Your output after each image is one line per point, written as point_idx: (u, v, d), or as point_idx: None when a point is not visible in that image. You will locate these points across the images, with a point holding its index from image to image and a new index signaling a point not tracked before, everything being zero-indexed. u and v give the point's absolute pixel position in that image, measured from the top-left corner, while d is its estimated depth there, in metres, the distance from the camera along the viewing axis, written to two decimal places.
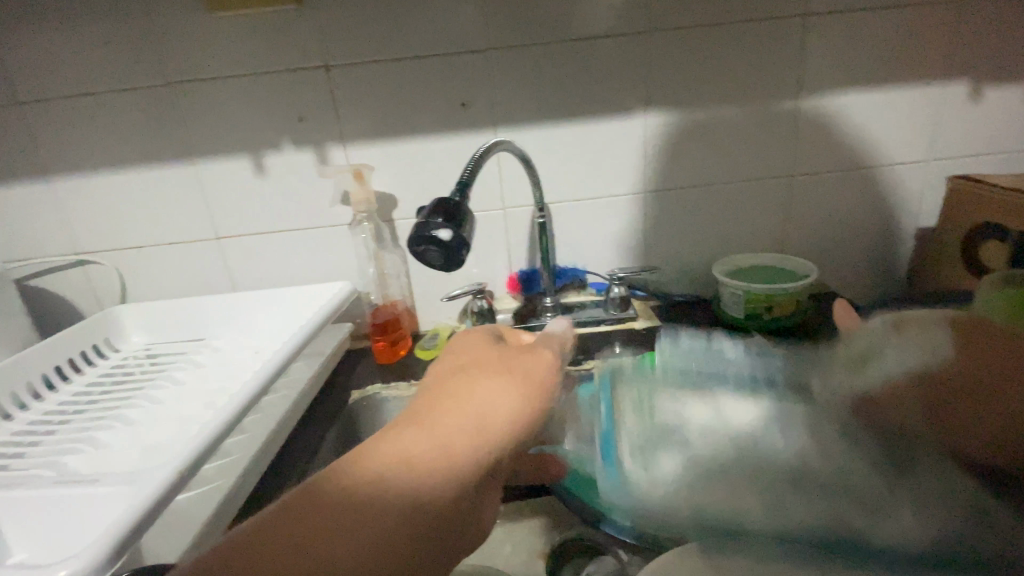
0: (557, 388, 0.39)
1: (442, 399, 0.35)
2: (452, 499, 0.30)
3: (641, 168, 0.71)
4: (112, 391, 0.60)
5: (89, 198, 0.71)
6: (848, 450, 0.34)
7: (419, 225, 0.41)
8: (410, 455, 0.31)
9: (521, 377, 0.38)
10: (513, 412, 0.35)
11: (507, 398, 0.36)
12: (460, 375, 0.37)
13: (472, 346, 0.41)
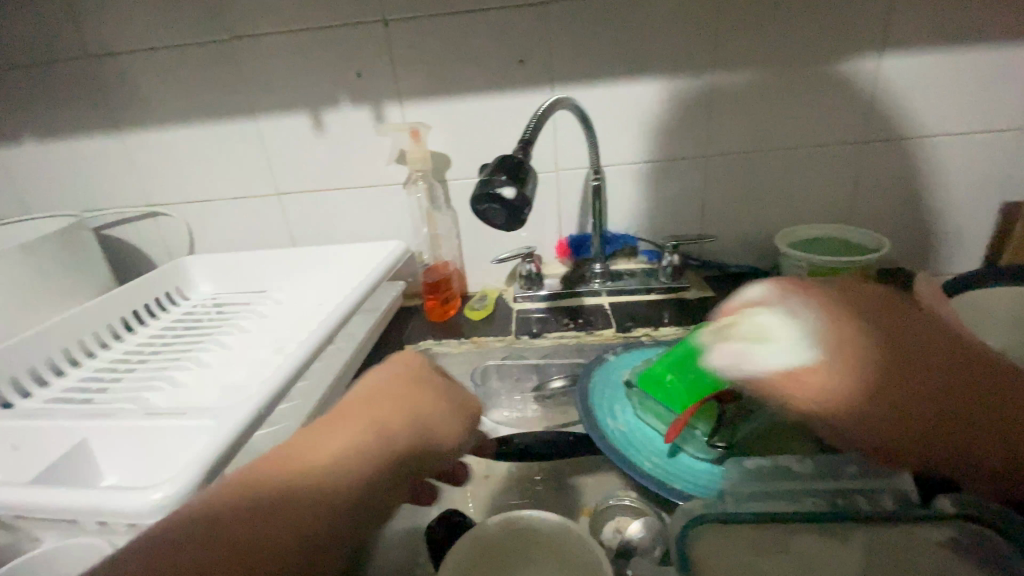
0: (446, 403, 0.39)
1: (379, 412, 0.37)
2: (343, 485, 0.31)
3: (702, 132, 0.68)
4: (183, 336, 0.64)
5: (159, 152, 0.74)
6: (823, 479, 0.38)
7: (482, 183, 0.41)
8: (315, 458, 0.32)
9: (454, 405, 0.40)
10: (429, 420, 0.37)
11: (437, 422, 0.38)
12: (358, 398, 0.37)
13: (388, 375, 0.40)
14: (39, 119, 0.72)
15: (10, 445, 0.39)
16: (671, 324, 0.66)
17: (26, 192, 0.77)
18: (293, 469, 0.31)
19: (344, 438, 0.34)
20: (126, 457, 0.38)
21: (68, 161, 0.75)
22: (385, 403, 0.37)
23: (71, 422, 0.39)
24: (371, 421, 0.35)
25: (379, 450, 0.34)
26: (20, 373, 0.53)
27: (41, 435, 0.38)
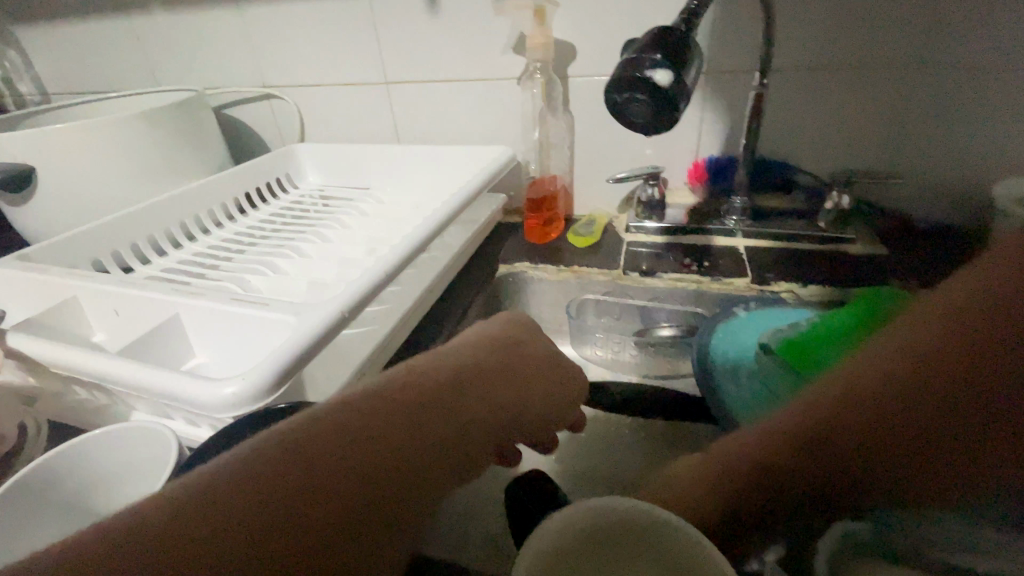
0: (546, 375, 0.35)
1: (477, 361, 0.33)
2: (442, 455, 0.27)
3: (923, 29, 0.51)
4: (289, 225, 0.64)
5: (272, 29, 0.70)
6: None
7: (625, 63, 0.31)
8: (400, 410, 0.27)
9: (556, 376, 0.36)
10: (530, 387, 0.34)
11: (535, 390, 0.34)
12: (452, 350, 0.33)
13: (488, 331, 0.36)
14: None
15: (116, 309, 0.39)
16: (824, 282, 0.53)
17: (158, 67, 0.79)
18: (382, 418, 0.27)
19: (438, 387, 0.29)
20: (215, 340, 0.37)
21: (192, 34, 0.74)
22: (518, 365, 0.34)
23: (164, 296, 0.37)
24: (507, 380, 0.32)
25: (509, 415, 0.31)
26: (140, 241, 0.56)
27: (139, 303, 0.38)
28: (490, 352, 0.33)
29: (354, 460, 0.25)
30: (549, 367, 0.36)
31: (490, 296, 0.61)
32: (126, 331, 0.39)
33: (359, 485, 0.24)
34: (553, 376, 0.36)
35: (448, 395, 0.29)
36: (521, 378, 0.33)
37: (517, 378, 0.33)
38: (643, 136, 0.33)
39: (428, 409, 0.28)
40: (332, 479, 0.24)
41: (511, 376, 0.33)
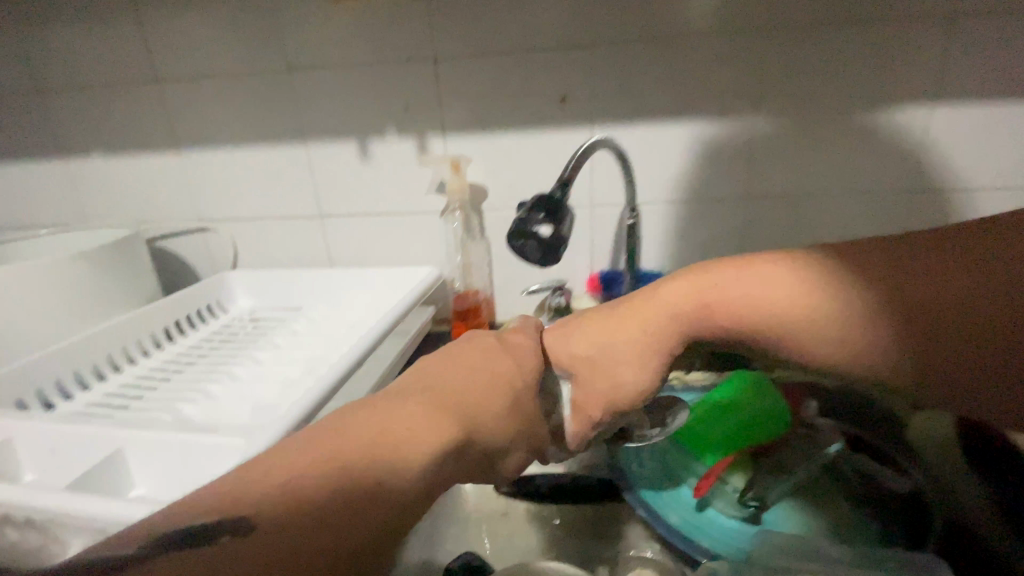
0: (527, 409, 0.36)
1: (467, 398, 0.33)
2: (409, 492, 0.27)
3: (745, 175, 0.67)
4: (219, 349, 0.66)
5: (214, 172, 0.78)
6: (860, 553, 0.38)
7: (520, 219, 0.42)
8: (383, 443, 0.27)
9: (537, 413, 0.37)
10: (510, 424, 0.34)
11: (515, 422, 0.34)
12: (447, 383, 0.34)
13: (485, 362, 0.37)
14: (111, 136, 0.78)
15: (51, 447, 0.40)
16: (703, 368, 0.64)
17: (91, 203, 0.82)
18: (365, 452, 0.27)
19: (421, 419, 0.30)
20: (159, 469, 0.39)
21: (132, 176, 0.80)
22: (514, 386, 0.36)
23: (108, 431, 0.39)
24: (503, 403, 0.35)
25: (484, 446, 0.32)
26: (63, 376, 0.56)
27: (80, 440, 0.40)
28: (495, 374, 0.36)
29: (371, 452, 0.26)
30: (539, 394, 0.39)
31: None
32: (62, 469, 0.40)
33: (372, 479, 0.26)
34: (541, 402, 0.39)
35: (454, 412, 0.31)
36: (517, 403, 0.36)
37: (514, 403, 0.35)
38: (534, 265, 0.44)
39: (437, 419, 0.30)
40: (354, 473, 0.25)
41: (510, 400, 0.35)
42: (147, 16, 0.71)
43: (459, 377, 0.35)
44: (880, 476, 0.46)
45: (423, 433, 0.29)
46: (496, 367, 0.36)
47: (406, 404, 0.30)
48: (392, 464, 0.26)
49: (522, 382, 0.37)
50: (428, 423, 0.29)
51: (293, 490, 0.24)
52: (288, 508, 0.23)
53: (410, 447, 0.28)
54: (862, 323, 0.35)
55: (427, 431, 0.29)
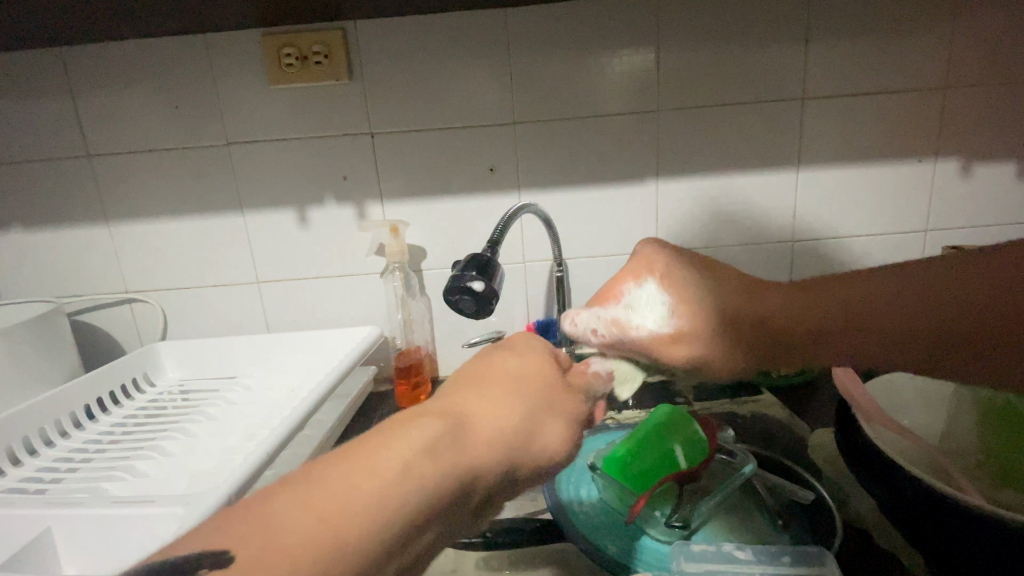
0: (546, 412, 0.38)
1: (480, 411, 0.35)
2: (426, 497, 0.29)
3: (654, 229, 0.76)
4: (147, 424, 0.64)
5: (145, 243, 0.77)
6: (767, 559, 0.43)
7: (454, 277, 0.47)
8: (394, 465, 0.29)
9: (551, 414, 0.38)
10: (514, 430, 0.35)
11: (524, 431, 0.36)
12: (468, 400, 0.36)
13: (508, 368, 0.40)
14: (32, 209, 0.75)
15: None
16: (632, 407, 0.69)
17: (4, 277, 0.78)
18: (383, 471, 0.29)
19: (433, 440, 0.31)
20: (94, 545, 0.39)
21: (51, 250, 0.77)
22: (511, 381, 0.38)
23: (38, 510, 0.39)
24: (502, 395, 0.37)
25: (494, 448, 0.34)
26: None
27: (7, 521, 0.39)
28: (493, 380, 0.38)
29: (377, 461, 0.29)
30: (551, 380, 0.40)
31: None
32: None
33: (372, 485, 0.28)
34: (556, 386, 0.40)
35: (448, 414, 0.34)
36: (514, 392, 0.37)
37: (509, 396, 0.37)
38: (471, 318, 0.48)
39: (428, 422, 0.32)
40: (345, 485, 0.28)
41: (533, 409, 0.37)
42: (79, 95, 0.72)
43: (484, 389, 0.37)
44: (789, 492, 0.52)
45: (411, 438, 0.31)
46: (515, 375, 0.39)
47: (398, 420, 0.33)
48: (380, 473, 0.28)
49: (520, 376, 0.39)
50: (421, 424, 0.32)
51: (290, 507, 0.26)
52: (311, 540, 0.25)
53: (392, 452, 0.30)
54: (856, 302, 0.46)
55: (414, 433, 0.31)
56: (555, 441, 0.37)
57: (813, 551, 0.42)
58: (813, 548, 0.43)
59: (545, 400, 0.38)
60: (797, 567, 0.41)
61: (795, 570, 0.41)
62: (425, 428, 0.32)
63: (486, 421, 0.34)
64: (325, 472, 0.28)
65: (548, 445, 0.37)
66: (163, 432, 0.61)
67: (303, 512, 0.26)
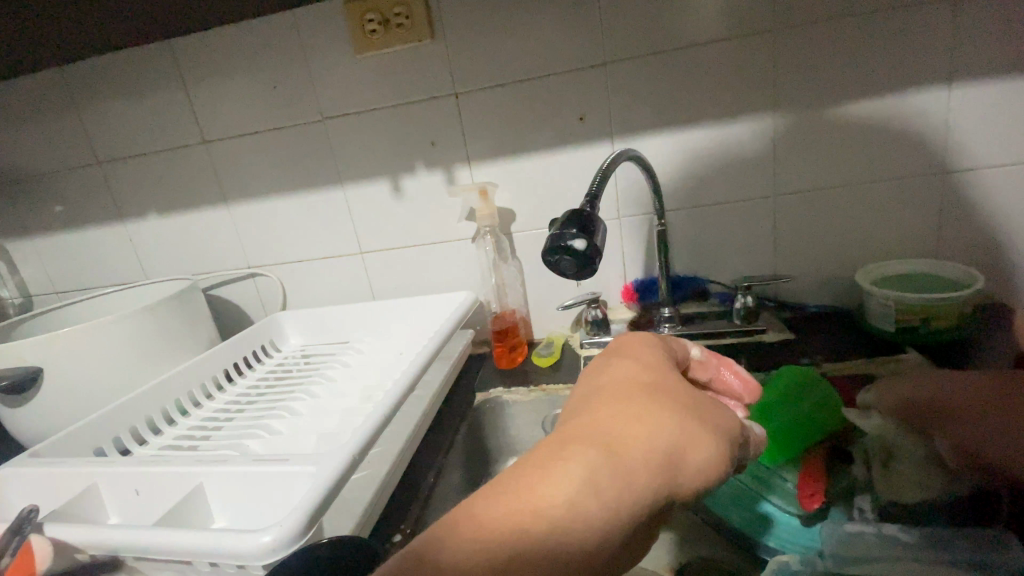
0: (705, 420, 0.35)
1: (632, 417, 0.34)
2: (589, 521, 0.29)
3: (766, 172, 0.68)
4: (275, 387, 0.70)
5: (259, 220, 0.83)
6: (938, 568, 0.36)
7: (554, 236, 0.45)
8: (558, 475, 0.30)
9: (704, 423, 0.35)
10: (677, 442, 0.33)
11: (684, 442, 0.33)
12: (617, 403, 0.35)
13: (651, 370, 0.38)
14: (166, 196, 0.84)
15: (136, 489, 0.47)
16: (748, 367, 0.63)
17: (152, 258, 0.89)
18: (550, 485, 0.30)
19: (590, 452, 0.31)
20: (248, 499, 0.44)
21: (184, 231, 0.86)
22: (652, 393, 0.36)
23: (191, 468, 0.46)
24: (648, 412, 0.34)
25: (652, 458, 0.32)
26: (154, 414, 0.62)
27: (169, 477, 0.46)
28: (632, 395, 0.36)
29: (541, 476, 0.30)
30: (689, 390, 0.37)
31: (470, 424, 0.67)
32: (152, 505, 0.47)
33: (533, 523, 0.29)
34: (701, 398, 0.37)
35: (598, 437, 0.33)
36: (661, 394, 0.36)
37: (658, 409, 0.34)
38: (573, 277, 0.45)
39: (580, 453, 0.32)
40: (508, 524, 0.29)
41: (686, 420, 0.34)
42: (191, 85, 0.77)
43: (632, 392, 0.36)
44: None
45: (568, 473, 0.30)
46: (665, 383, 0.37)
47: (549, 448, 0.33)
48: (542, 510, 0.29)
49: (660, 381, 0.37)
50: (572, 457, 0.31)
51: (455, 551, 0.28)
52: (484, 552, 0.28)
53: (558, 476, 0.30)
54: None
55: (568, 461, 0.31)
56: (708, 453, 0.33)
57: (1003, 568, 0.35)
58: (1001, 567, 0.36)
59: (702, 429, 0.34)
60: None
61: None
62: (578, 461, 0.31)
63: (640, 425, 0.33)
64: (482, 508, 0.30)
65: (713, 463, 0.33)
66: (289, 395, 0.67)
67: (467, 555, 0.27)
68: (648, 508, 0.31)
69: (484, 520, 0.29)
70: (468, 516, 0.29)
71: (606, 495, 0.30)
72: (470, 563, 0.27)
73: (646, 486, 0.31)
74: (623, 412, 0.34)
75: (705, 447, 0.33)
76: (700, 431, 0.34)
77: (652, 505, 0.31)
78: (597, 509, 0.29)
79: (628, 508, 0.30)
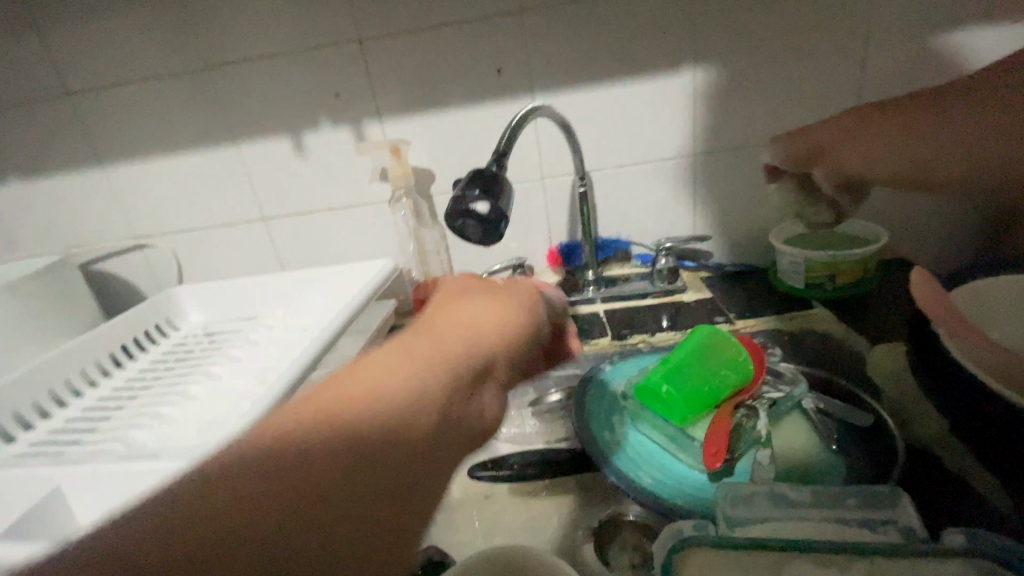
0: (518, 304, 0.38)
1: (452, 313, 0.35)
2: (415, 388, 0.28)
3: (689, 129, 0.66)
4: (173, 368, 0.63)
5: (143, 184, 0.73)
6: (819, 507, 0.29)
7: (456, 199, 0.41)
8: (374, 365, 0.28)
9: (514, 304, 0.38)
10: (494, 320, 0.35)
11: (498, 316, 0.36)
12: (439, 310, 0.36)
13: (464, 283, 0.40)
14: (24, 157, 0.72)
15: None
16: (667, 329, 0.63)
17: (17, 230, 0.77)
18: (364, 375, 0.27)
19: (408, 343, 0.31)
20: (121, 497, 0.39)
21: (53, 198, 0.75)
22: (467, 294, 0.38)
23: (52, 468, 0.40)
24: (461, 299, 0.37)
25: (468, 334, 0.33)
26: (23, 406, 0.54)
27: (25, 481, 0.40)
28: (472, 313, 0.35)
29: (354, 374, 0.28)
30: (495, 286, 0.40)
31: None
32: None
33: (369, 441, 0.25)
34: (506, 288, 0.40)
35: (415, 329, 0.33)
36: (475, 294, 0.38)
37: (474, 302, 0.37)
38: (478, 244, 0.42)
39: (396, 345, 0.31)
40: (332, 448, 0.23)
41: (498, 304, 0.37)
42: (40, 23, 0.65)
43: (450, 300, 0.37)
44: (841, 413, 0.47)
45: (385, 363, 0.29)
46: (476, 287, 0.40)
47: (364, 355, 0.30)
48: (368, 395, 0.26)
49: (473, 288, 0.40)
50: (387, 350, 0.30)
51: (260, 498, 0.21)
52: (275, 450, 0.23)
53: (371, 368, 0.28)
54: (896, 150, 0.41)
55: (385, 355, 0.30)
56: (522, 321, 0.37)
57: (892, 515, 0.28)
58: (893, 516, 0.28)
59: (514, 308, 0.38)
60: (862, 512, 0.29)
61: (862, 515, 0.29)
62: (394, 351, 0.30)
63: (460, 314, 0.35)
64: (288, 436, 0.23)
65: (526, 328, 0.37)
66: (193, 371, 0.61)
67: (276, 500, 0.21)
68: (473, 370, 0.31)
69: (285, 429, 0.24)
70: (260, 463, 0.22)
71: (427, 366, 0.29)
72: (278, 462, 0.22)
73: (470, 354, 0.32)
74: (442, 312, 0.35)
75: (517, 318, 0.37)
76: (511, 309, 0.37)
77: (480, 368, 0.32)
78: (427, 381, 0.28)
79: (454, 372, 0.30)
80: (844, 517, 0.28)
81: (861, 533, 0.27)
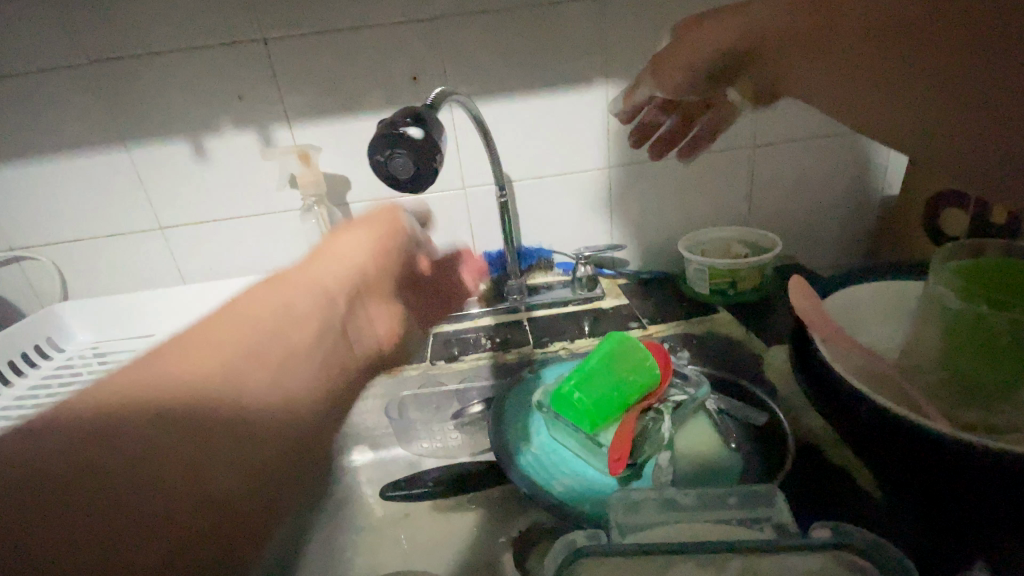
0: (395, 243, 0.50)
1: (301, 281, 0.43)
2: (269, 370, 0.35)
3: (605, 140, 0.68)
4: (56, 394, 0.57)
5: (13, 189, 0.65)
6: (704, 503, 0.31)
7: (382, 129, 0.35)
8: (231, 347, 0.34)
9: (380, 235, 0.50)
10: (336, 279, 0.44)
11: (346, 270, 0.45)
12: (293, 280, 0.43)
13: (356, 231, 0.49)
14: None
15: None
16: (586, 336, 0.65)
17: None
18: (220, 353, 0.34)
19: (266, 314, 0.38)
20: None
21: None
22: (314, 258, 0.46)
23: None
24: (318, 257, 0.46)
25: (327, 287, 0.43)
26: None
27: None
28: (332, 258, 0.46)
29: (211, 347, 0.34)
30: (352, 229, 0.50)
31: None
32: None
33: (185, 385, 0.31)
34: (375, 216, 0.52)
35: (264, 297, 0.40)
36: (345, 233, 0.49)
37: (324, 253, 0.47)
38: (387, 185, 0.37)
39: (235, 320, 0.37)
40: (180, 394, 0.30)
41: (336, 261, 0.46)
42: None
43: (323, 267, 0.45)
44: (740, 413, 0.49)
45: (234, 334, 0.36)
46: (333, 243, 0.48)
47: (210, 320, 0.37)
48: (210, 362, 0.32)
49: (339, 247, 0.47)
50: (223, 326, 0.36)
51: (136, 444, 0.27)
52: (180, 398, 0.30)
53: (218, 340, 0.35)
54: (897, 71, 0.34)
55: (229, 324, 0.36)
56: (360, 255, 0.47)
57: (767, 507, 0.31)
58: (765, 507, 0.31)
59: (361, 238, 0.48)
60: (742, 511, 0.30)
61: (744, 514, 0.30)
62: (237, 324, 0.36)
63: (315, 280, 0.44)
64: (135, 408, 0.28)
65: (364, 271, 0.47)
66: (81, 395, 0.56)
67: (140, 461, 0.27)
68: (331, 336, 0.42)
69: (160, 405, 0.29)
70: (113, 430, 0.27)
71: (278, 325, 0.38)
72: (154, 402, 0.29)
73: (325, 330, 0.41)
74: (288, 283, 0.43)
75: (369, 261, 0.47)
76: (371, 242, 0.49)
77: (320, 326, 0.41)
78: (280, 351, 0.36)
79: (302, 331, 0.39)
80: (722, 518, 0.30)
81: (737, 530, 0.29)
